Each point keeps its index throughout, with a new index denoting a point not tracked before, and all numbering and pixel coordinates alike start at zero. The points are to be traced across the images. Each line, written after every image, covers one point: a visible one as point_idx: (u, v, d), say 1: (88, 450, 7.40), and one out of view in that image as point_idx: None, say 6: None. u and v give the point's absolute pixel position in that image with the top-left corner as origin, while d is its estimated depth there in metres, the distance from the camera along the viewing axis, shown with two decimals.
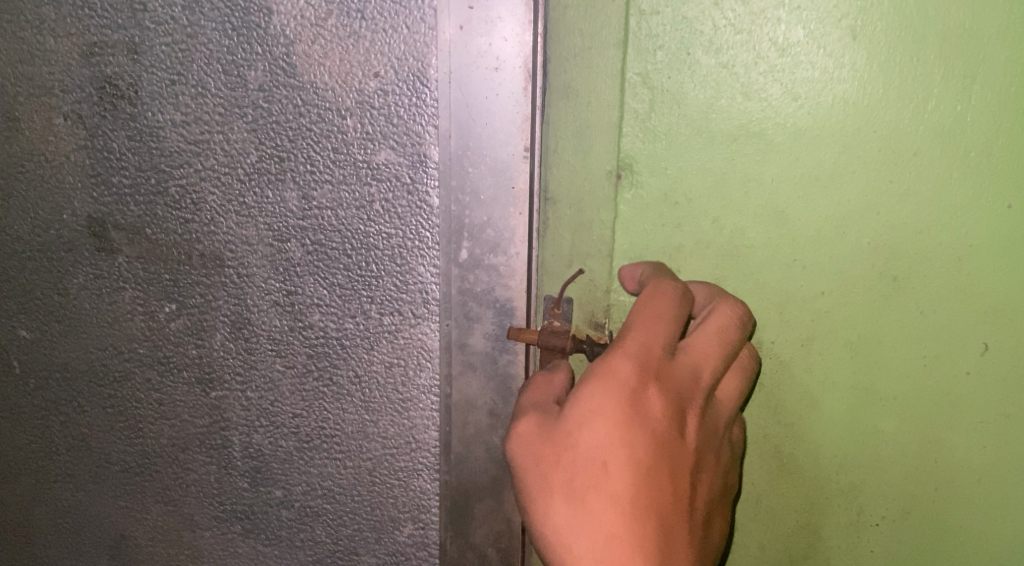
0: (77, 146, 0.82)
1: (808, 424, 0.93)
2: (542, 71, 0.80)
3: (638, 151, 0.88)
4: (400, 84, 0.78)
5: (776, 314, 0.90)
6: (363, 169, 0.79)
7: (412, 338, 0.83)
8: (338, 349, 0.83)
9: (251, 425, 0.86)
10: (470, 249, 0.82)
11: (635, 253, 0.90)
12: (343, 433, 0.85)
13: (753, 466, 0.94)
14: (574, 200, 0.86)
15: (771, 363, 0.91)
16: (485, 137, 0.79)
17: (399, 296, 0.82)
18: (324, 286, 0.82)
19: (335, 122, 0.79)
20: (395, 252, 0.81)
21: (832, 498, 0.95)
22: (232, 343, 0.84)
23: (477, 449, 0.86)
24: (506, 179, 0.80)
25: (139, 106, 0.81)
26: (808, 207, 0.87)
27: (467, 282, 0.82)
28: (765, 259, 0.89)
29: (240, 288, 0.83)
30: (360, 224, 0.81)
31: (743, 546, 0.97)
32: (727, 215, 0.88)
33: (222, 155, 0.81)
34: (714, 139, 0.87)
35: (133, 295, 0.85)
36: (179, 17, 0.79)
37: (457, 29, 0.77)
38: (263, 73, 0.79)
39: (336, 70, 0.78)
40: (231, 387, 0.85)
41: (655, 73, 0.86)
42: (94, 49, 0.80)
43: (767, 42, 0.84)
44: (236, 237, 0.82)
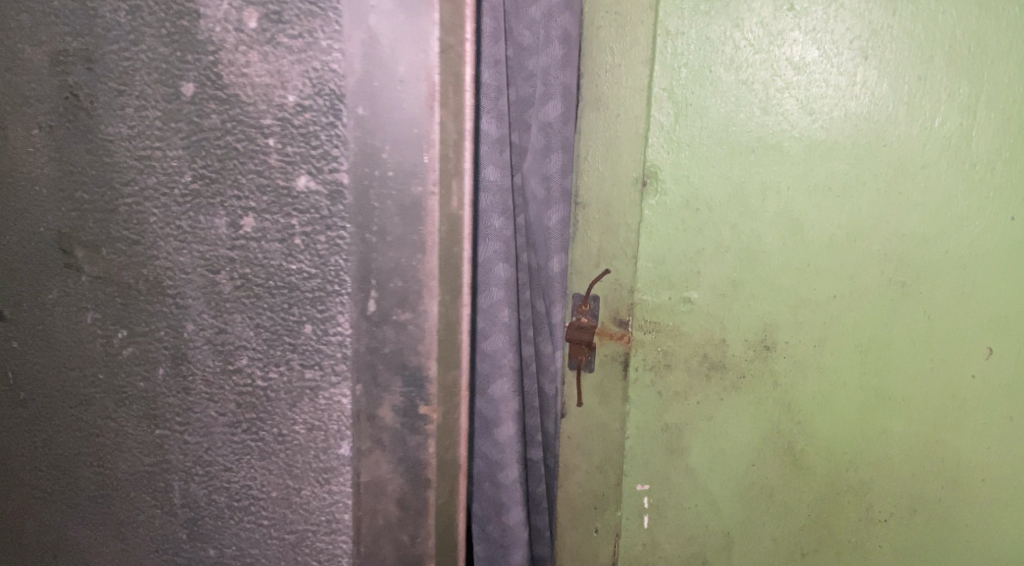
0: (44, 158, 0.54)
1: (820, 421, 0.98)
2: (466, 89, 0.54)
3: (663, 160, 0.97)
4: (319, 100, 0.51)
5: (790, 316, 0.96)
6: (278, 198, 0.52)
7: (324, 414, 0.54)
8: (268, 403, 0.54)
9: (189, 473, 0.55)
10: (378, 300, 0.53)
11: (658, 256, 0.99)
12: (269, 506, 0.55)
13: (767, 461, 1.01)
14: (602, 204, 1.03)
15: (786, 363, 0.97)
16: (389, 166, 0.52)
17: (320, 347, 0.53)
18: (253, 327, 0.53)
19: (257, 141, 0.52)
20: (315, 293, 0.53)
21: (841, 494, 0.99)
22: (172, 383, 0.54)
23: (386, 549, 0.56)
24: (414, 220, 0.53)
25: (96, 114, 0.53)
26: (821, 214, 0.93)
27: (374, 341, 0.54)
28: (783, 262, 0.95)
29: (173, 322, 0.54)
30: (282, 262, 0.53)
31: (756, 538, 1.03)
32: (744, 221, 0.96)
33: (159, 173, 0.52)
34: (735, 149, 0.94)
35: (93, 318, 0.55)
36: (124, 23, 0.51)
37: (364, 36, 0.51)
38: (185, 94, 0.51)
39: (256, 81, 0.51)
40: (173, 433, 0.55)
41: (679, 89, 0.95)
42: (60, 58, 0.53)
43: (784, 61, 0.91)
44: (171, 261, 0.53)
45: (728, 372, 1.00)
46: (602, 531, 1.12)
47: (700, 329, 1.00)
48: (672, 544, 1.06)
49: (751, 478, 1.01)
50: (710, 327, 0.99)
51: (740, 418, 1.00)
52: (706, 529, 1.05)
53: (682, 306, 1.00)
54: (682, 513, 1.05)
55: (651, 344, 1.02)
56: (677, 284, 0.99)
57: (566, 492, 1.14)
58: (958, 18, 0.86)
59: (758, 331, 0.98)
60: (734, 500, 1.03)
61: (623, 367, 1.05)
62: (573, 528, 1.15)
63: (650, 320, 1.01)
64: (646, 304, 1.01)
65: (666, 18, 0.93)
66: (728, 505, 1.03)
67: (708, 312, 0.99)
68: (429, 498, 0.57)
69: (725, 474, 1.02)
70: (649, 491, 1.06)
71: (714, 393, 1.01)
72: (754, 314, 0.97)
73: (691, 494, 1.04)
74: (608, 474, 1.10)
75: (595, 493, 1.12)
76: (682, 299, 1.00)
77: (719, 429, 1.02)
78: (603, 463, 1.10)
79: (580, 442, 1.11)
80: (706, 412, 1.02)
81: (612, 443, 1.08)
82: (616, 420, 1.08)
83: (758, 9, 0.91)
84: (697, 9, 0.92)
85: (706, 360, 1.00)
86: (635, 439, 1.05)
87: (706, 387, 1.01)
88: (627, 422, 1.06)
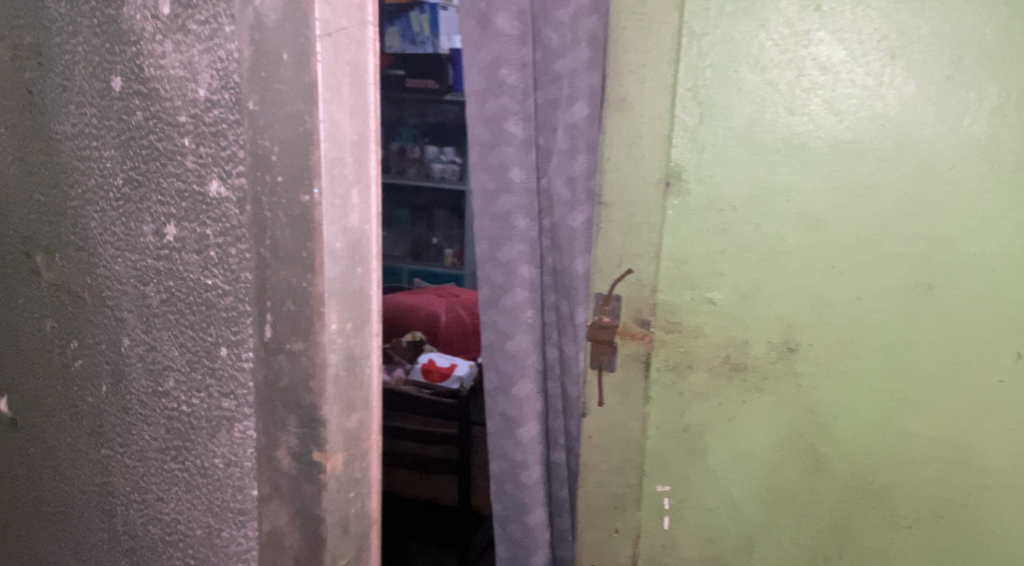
0: (13, 159, 0.65)
1: (842, 424, 0.97)
2: (368, 84, 0.48)
3: (687, 160, 0.97)
4: (227, 94, 0.48)
5: (814, 317, 0.96)
6: (195, 203, 0.51)
7: (231, 444, 0.52)
8: (191, 426, 0.54)
9: (133, 479, 0.59)
10: (273, 326, 0.48)
11: (680, 256, 0.99)
12: (191, 531, 0.56)
13: (788, 463, 1.00)
14: (624, 203, 1.02)
15: (808, 364, 0.97)
16: (279, 171, 0.47)
17: (235, 374, 0.51)
18: (175, 345, 0.54)
19: (175, 140, 0.51)
20: (228, 314, 0.51)
21: (864, 498, 0.98)
22: (122, 393, 0.59)
23: None
24: (304, 235, 0.47)
25: (64, 126, 0.59)
26: (844, 215, 0.92)
27: (270, 372, 0.49)
28: (805, 263, 0.95)
29: (114, 336, 0.58)
30: (200, 276, 0.52)
31: (777, 541, 1.03)
32: (768, 221, 0.95)
33: (100, 177, 0.57)
34: (759, 150, 0.94)
35: (52, 326, 0.64)
36: (73, 19, 0.57)
37: (251, 25, 0.46)
38: (115, 89, 0.54)
39: (172, 73, 0.51)
40: (117, 437, 0.60)
41: (704, 89, 0.95)
42: (38, 61, 0.60)
43: (810, 60, 0.91)
44: (112, 273, 0.58)
45: (750, 373, 0.99)
46: (622, 532, 1.11)
47: (721, 330, 0.99)
48: (692, 545, 1.06)
49: (772, 480, 1.01)
50: (732, 328, 0.99)
51: (761, 420, 1.00)
52: (726, 530, 1.04)
53: (704, 306, 1.00)
54: (702, 514, 1.05)
55: (672, 344, 1.02)
56: (699, 283, 0.99)
57: (585, 494, 1.11)
58: (989, 16, 0.85)
59: (781, 333, 0.97)
60: (754, 502, 1.02)
61: (644, 366, 1.05)
62: (594, 529, 1.12)
63: (672, 320, 1.01)
64: (667, 304, 1.01)
65: (691, 18, 0.94)
66: (748, 507, 1.03)
67: (730, 313, 0.99)
68: (327, 558, 0.50)
69: (745, 476, 1.02)
70: (669, 492, 1.06)
71: (736, 394, 1.00)
72: (777, 315, 0.97)
73: (711, 496, 1.04)
74: (630, 474, 1.09)
75: (616, 494, 1.10)
76: (704, 299, 1.00)
77: (740, 430, 1.01)
78: (624, 463, 1.08)
79: (600, 443, 1.09)
80: (727, 413, 1.01)
81: (633, 444, 1.07)
82: (638, 421, 1.06)
83: (784, 9, 0.91)
84: (722, 9, 0.92)
85: (728, 361, 1.00)
86: (655, 439, 1.05)
87: (727, 388, 1.01)
88: (649, 422, 1.05)
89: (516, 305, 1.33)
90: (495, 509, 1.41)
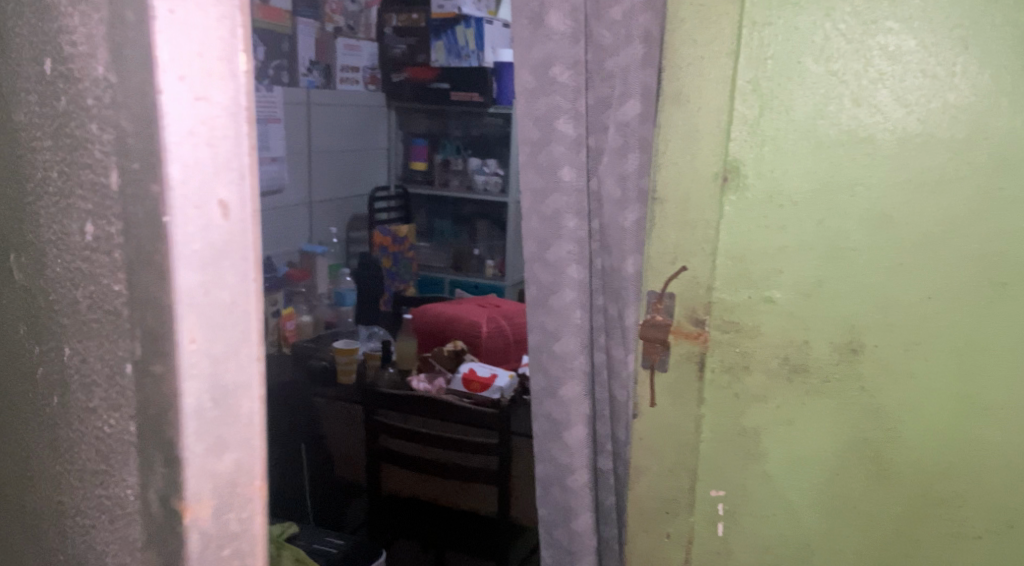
0: None
1: (910, 429, 0.94)
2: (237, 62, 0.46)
3: (746, 155, 0.94)
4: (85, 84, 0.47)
5: (879, 316, 0.92)
6: (58, 206, 0.50)
7: (145, 438, 0.48)
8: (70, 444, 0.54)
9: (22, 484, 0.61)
10: (141, 346, 0.47)
11: (737, 253, 0.96)
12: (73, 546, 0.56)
13: (850, 469, 0.98)
14: (680, 197, 0.98)
15: (873, 366, 0.94)
16: (134, 160, 0.45)
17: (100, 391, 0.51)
18: (51, 354, 0.54)
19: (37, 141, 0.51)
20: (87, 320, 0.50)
21: (930, 507, 0.96)
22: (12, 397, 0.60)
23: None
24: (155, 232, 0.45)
25: None
26: (913, 211, 0.89)
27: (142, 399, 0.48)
28: (871, 261, 0.92)
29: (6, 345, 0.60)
30: (70, 285, 0.51)
31: (838, 550, 1.00)
32: (831, 218, 0.92)
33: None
34: (820, 144, 0.91)
35: None
36: None
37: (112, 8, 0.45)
38: (47, 72, 0.49)
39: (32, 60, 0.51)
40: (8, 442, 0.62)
41: (765, 81, 0.92)
42: None
43: (877, 50, 0.88)
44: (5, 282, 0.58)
45: (811, 376, 0.96)
46: (674, 538, 1.06)
47: (780, 331, 0.96)
48: (746, 553, 1.03)
49: (834, 487, 0.99)
50: (792, 328, 0.96)
51: (822, 424, 0.97)
52: (784, 538, 1.01)
53: (762, 305, 0.96)
54: (758, 521, 1.02)
55: (729, 344, 0.99)
56: (757, 282, 0.96)
57: (635, 497, 1.07)
58: None
59: (844, 333, 0.94)
60: (813, 508, 1.00)
61: (699, 368, 1.01)
62: (643, 534, 1.08)
63: (728, 319, 0.98)
64: (723, 303, 0.98)
65: (753, 8, 0.91)
66: (807, 514, 1.00)
67: (790, 313, 0.96)
68: None
69: (804, 481, 0.99)
70: (724, 498, 1.03)
71: (795, 397, 0.97)
72: (840, 315, 0.94)
73: (767, 501, 1.01)
74: (682, 478, 1.05)
75: (666, 498, 1.06)
76: (763, 298, 0.96)
77: (800, 435, 0.98)
78: (676, 467, 1.05)
79: (652, 445, 1.05)
80: (785, 417, 0.98)
81: (685, 447, 1.04)
82: (692, 423, 1.03)
83: None
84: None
85: (787, 363, 0.97)
86: (709, 442, 1.02)
87: (786, 391, 0.97)
88: (703, 424, 1.02)
89: (563, 306, 1.32)
90: (541, 514, 1.39)
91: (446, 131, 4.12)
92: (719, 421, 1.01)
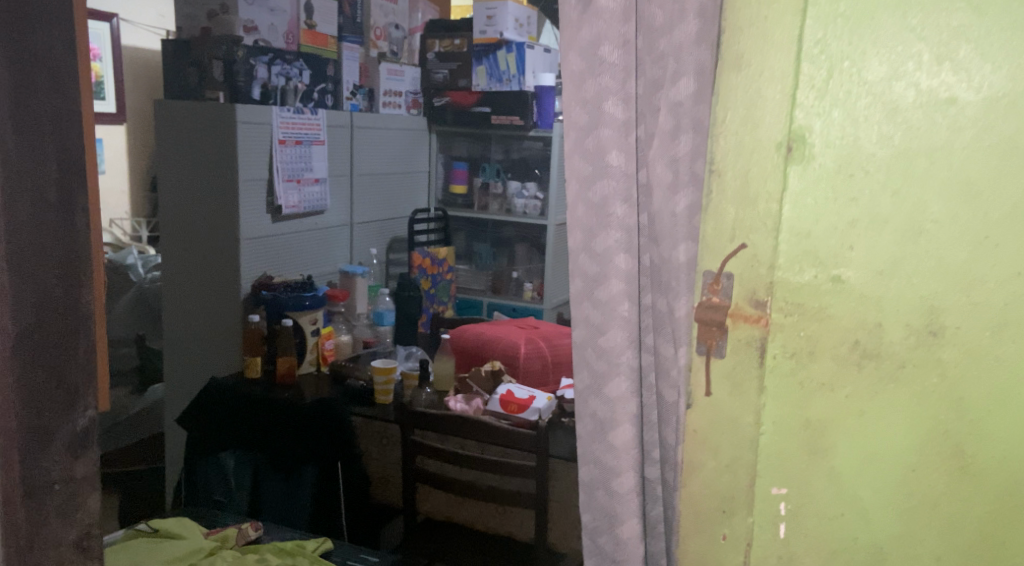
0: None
1: (997, 420, 0.88)
2: None
3: (814, 121, 0.87)
4: None
5: (961, 297, 0.86)
6: None
7: None
8: None
9: None
10: None
11: (804, 228, 0.89)
12: None
13: (928, 464, 0.91)
14: (740, 170, 0.91)
15: (954, 351, 0.87)
16: None
17: None
18: None
19: None
20: None
21: (1017, 502, 0.90)
22: None
23: None
24: None
25: None
26: (1000, 181, 0.83)
27: None
28: (953, 236, 0.85)
29: None
30: None
31: (914, 555, 0.93)
32: (909, 187, 0.85)
33: None
34: (893, 112, 0.85)
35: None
36: None
37: None
38: None
39: None
40: None
41: (834, 41, 0.85)
42: None
43: (959, 4, 0.81)
44: None
45: (884, 362, 0.89)
46: (730, 540, 0.98)
47: (849, 314, 0.89)
48: (811, 557, 0.95)
49: (910, 484, 0.91)
50: (864, 310, 0.88)
51: (898, 413, 0.90)
52: (853, 539, 0.94)
53: (829, 285, 0.89)
54: (824, 522, 0.94)
55: (792, 328, 0.91)
56: (825, 260, 0.89)
57: (687, 495, 1.00)
58: None
59: (922, 314, 0.87)
60: (885, 507, 0.92)
61: (760, 354, 0.93)
62: (697, 535, 1.00)
63: (792, 301, 0.91)
64: (787, 283, 0.91)
65: None
66: (879, 514, 0.93)
67: (861, 294, 0.88)
68: None
69: (876, 475, 0.92)
70: (786, 496, 0.95)
71: (867, 385, 0.90)
72: (917, 294, 0.87)
73: (835, 501, 0.93)
74: (740, 475, 0.97)
75: (723, 497, 0.98)
76: (831, 278, 0.89)
77: (872, 428, 0.91)
78: (734, 463, 0.97)
79: (707, 439, 0.98)
80: (855, 407, 0.91)
81: (746, 441, 0.96)
82: (751, 415, 0.95)
83: None
84: None
85: (858, 348, 0.89)
86: (771, 437, 0.94)
87: (856, 378, 0.90)
88: (763, 417, 0.94)
89: (609, 297, 1.25)
90: (584, 520, 1.30)
91: (485, 154, 4.23)
92: (783, 411, 0.93)
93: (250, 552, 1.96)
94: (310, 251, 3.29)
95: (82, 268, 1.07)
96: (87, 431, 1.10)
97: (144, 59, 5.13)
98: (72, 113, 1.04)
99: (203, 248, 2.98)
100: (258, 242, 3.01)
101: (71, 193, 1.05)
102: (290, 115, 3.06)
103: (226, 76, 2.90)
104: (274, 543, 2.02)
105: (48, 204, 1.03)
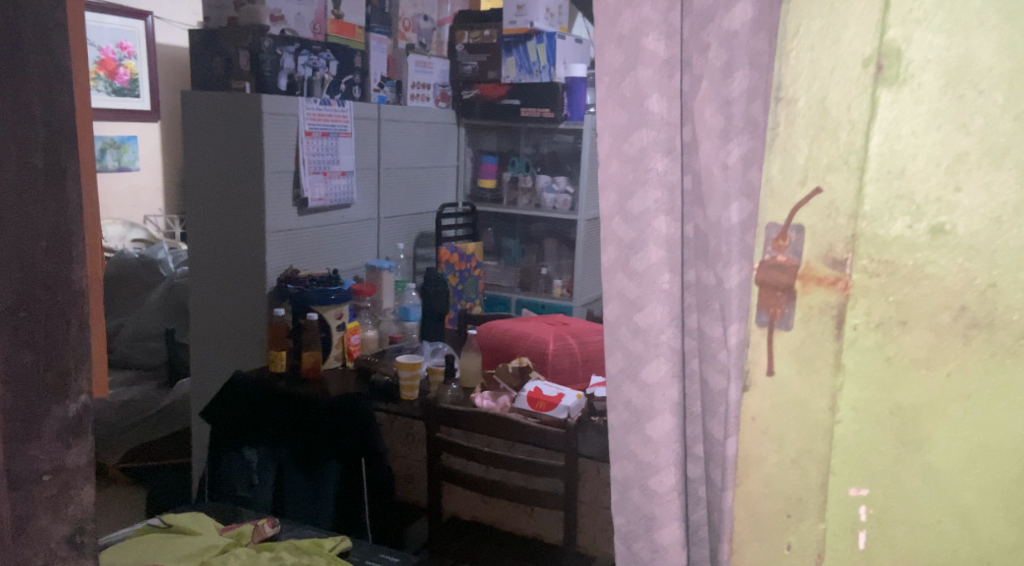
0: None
1: None
2: None
3: (910, 32, 0.70)
4: None
5: None
6: None
7: None
8: None
9: None
10: None
11: (896, 166, 0.73)
12: None
13: None
14: (815, 95, 0.75)
15: None
16: None
17: None
18: None
19: None
20: None
21: None
22: None
23: None
24: None
25: None
26: None
27: None
28: None
29: None
30: None
31: None
32: None
33: None
34: (1015, 14, 0.68)
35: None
36: None
37: None
38: None
39: None
40: None
41: None
42: None
43: None
44: None
45: (997, 332, 0.72)
46: (796, 550, 0.81)
47: (954, 272, 0.72)
48: None
49: None
50: (974, 268, 0.72)
51: (1015, 394, 0.73)
52: (954, 552, 0.77)
53: (928, 238, 0.72)
54: (916, 531, 0.77)
55: (879, 291, 0.74)
56: (923, 208, 0.72)
57: (744, 495, 0.83)
58: None
59: None
60: (998, 512, 0.75)
61: (837, 324, 0.76)
62: (755, 544, 0.83)
63: (879, 257, 0.74)
64: (872, 236, 0.74)
65: None
66: (988, 520, 0.76)
67: (969, 247, 0.72)
68: None
69: (986, 472, 0.75)
70: (868, 498, 0.78)
71: (975, 360, 0.73)
72: None
73: (932, 503, 0.77)
74: (810, 473, 0.80)
75: (788, 498, 0.81)
76: (931, 229, 0.72)
77: (981, 415, 0.74)
78: (803, 457, 0.80)
79: (769, 429, 0.81)
80: (960, 389, 0.74)
81: (818, 431, 0.79)
82: (825, 400, 0.78)
83: None
84: None
85: (964, 315, 0.73)
86: (849, 426, 0.78)
87: (962, 353, 0.73)
88: (840, 401, 0.77)
89: (648, 267, 1.05)
90: (616, 524, 1.12)
91: (514, 148, 4.05)
92: (866, 392, 0.76)
93: (263, 550, 1.79)
94: (337, 246, 3.14)
95: (75, 241, 0.84)
96: (80, 418, 0.86)
97: (180, 56, 5.03)
98: (64, 76, 0.81)
99: (227, 239, 2.86)
100: (284, 236, 2.87)
101: (62, 161, 0.82)
102: (318, 106, 2.91)
103: (252, 65, 2.76)
104: (287, 542, 1.84)
105: (34, 171, 0.80)
